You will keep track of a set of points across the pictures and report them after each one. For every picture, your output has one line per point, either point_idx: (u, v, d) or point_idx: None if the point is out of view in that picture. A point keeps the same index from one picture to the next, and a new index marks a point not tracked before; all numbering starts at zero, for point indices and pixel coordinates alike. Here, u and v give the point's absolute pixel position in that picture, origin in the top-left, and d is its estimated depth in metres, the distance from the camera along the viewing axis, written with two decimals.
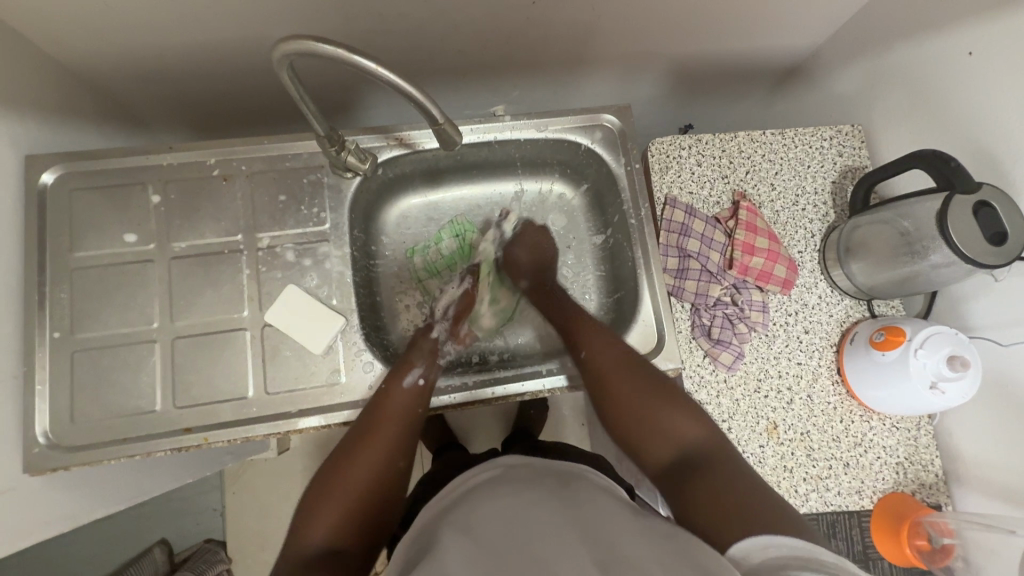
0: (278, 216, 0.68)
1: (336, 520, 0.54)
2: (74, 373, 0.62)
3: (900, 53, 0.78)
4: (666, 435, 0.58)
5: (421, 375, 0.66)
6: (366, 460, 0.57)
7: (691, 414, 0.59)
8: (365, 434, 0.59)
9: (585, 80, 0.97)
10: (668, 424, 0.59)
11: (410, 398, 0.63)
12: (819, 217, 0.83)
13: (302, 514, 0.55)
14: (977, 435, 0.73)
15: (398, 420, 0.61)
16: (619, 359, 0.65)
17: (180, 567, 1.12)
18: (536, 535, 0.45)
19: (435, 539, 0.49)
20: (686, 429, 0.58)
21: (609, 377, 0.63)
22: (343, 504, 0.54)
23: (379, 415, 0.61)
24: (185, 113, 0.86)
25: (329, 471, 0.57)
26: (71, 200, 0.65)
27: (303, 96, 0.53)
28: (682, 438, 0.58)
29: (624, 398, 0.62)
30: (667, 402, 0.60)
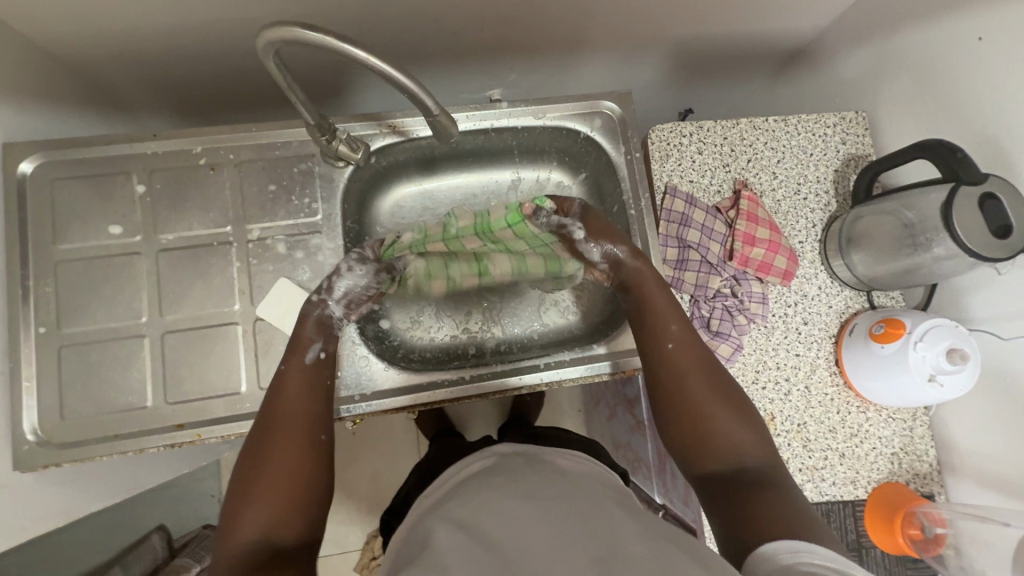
0: (268, 206, 0.66)
1: (272, 511, 0.49)
2: (61, 369, 0.61)
3: (909, 37, 0.76)
4: (724, 444, 0.56)
5: (321, 349, 0.61)
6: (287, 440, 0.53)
7: (754, 428, 0.56)
8: (273, 422, 0.54)
9: (584, 64, 0.94)
10: (728, 434, 0.56)
11: (310, 376, 0.59)
12: (820, 206, 0.82)
13: (228, 512, 0.49)
14: (973, 426, 0.74)
15: (307, 398, 0.57)
16: (695, 355, 0.61)
17: (179, 553, 1.13)
18: (533, 527, 0.45)
19: (432, 531, 0.49)
20: (748, 444, 0.55)
21: (684, 371, 0.59)
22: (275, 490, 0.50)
23: (286, 397, 0.56)
24: (169, 97, 0.83)
25: (251, 459, 0.52)
26: (53, 191, 0.63)
27: (291, 84, 0.51)
28: (738, 452, 0.55)
29: (692, 397, 0.58)
30: (736, 412, 0.57)
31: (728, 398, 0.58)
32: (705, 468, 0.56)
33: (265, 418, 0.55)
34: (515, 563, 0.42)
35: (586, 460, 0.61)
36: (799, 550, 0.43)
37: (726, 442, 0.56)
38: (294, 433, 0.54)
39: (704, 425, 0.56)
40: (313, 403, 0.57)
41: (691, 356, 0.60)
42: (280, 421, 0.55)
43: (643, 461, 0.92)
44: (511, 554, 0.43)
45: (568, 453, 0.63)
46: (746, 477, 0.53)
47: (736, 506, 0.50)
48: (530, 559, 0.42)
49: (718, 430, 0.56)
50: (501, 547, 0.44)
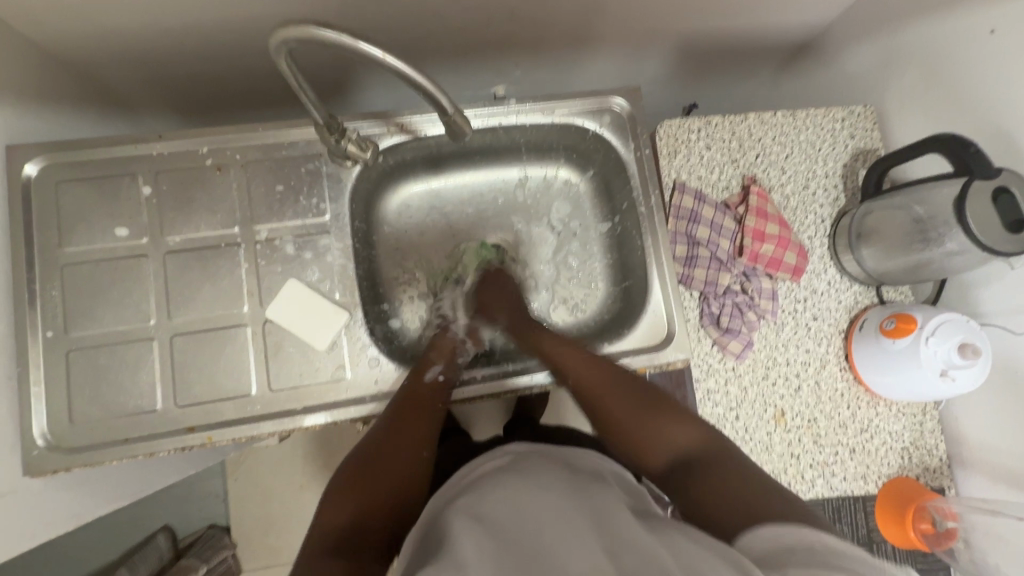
0: (275, 207, 0.66)
1: (363, 505, 0.52)
2: (69, 373, 0.60)
3: (919, 30, 0.75)
4: (661, 442, 0.56)
5: (441, 371, 0.66)
6: (398, 443, 0.57)
7: (684, 420, 0.57)
8: (401, 419, 0.59)
9: (589, 60, 0.93)
10: (661, 431, 0.57)
11: (435, 392, 0.64)
12: (829, 201, 0.81)
13: (326, 502, 0.53)
14: (984, 420, 0.73)
15: (428, 409, 0.62)
16: (597, 371, 0.63)
17: (185, 554, 1.13)
18: (549, 521, 0.44)
19: (445, 522, 0.48)
20: (683, 434, 0.56)
21: (599, 390, 0.61)
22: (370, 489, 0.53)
23: (412, 403, 0.61)
24: (173, 96, 0.82)
25: (355, 459, 0.56)
26: (58, 193, 0.62)
27: (301, 84, 0.50)
28: (680, 443, 0.56)
29: (617, 412, 0.59)
30: (657, 411, 0.58)
31: (654, 402, 0.59)
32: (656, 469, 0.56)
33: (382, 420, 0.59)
34: (534, 559, 0.41)
35: (597, 458, 0.60)
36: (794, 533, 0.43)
37: (663, 441, 0.56)
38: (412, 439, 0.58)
39: (639, 434, 0.57)
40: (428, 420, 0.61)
41: (598, 380, 0.62)
42: (402, 420, 0.59)
43: None
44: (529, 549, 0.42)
45: (580, 450, 0.61)
46: (688, 464, 0.53)
47: (692, 492, 0.51)
48: (549, 554, 0.41)
49: (649, 430, 0.57)
50: (513, 542, 0.43)
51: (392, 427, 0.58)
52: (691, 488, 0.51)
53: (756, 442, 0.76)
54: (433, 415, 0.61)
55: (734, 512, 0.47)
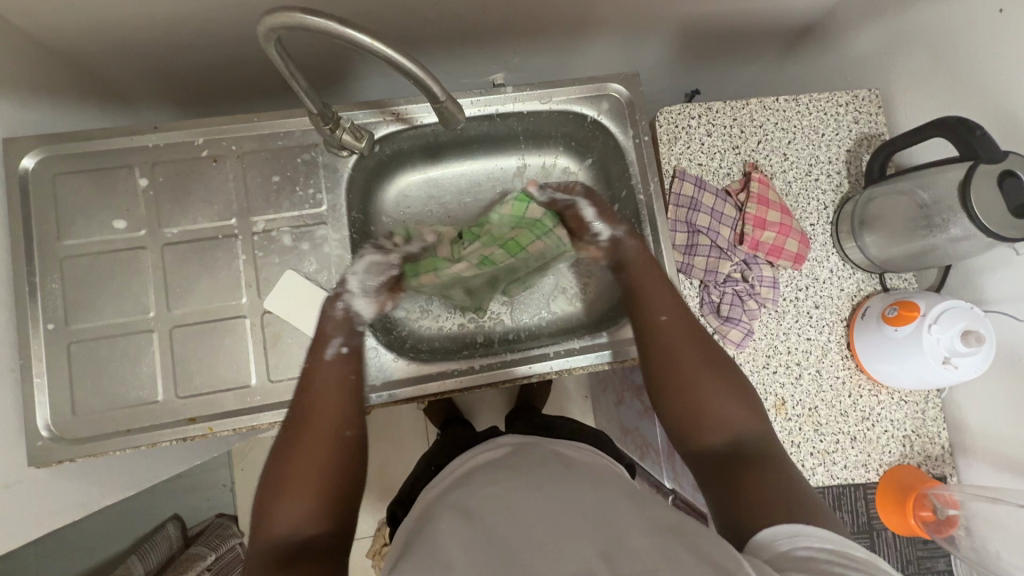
0: (273, 198, 0.66)
1: (297, 510, 0.49)
2: (72, 364, 0.61)
3: (925, 12, 0.74)
4: (723, 420, 0.55)
5: (343, 343, 0.62)
6: (309, 434, 0.54)
7: (751, 406, 0.56)
8: (302, 413, 0.56)
9: (589, 46, 0.92)
10: (724, 408, 0.56)
11: (341, 365, 0.60)
12: (832, 188, 0.80)
13: (255, 516, 0.50)
14: (987, 408, 0.73)
15: (328, 393, 0.58)
16: (687, 327, 0.62)
17: (194, 541, 1.15)
18: (539, 520, 0.45)
19: (438, 524, 0.48)
20: (751, 424, 0.55)
21: (677, 344, 0.60)
22: (302, 488, 0.51)
23: (309, 390, 0.57)
24: (169, 88, 0.82)
25: (272, 460, 0.53)
26: (55, 186, 0.63)
27: (293, 72, 0.50)
28: (736, 430, 0.55)
29: (689, 374, 0.58)
30: (732, 387, 0.57)
31: (735, 381, 0.58)
32: (704, 443, 0.55)
33: (286, 426, 0.55)
34: (518, 558, 0.41)
35: (595, 452, 0.60)
36: (800, 533, 0.42)
37: (723, 417, 0.55)
38: (319, 426, 0.55)
39: (699, 403, 0.57)
40: (341, 395, 0.58)
41: (687, 334, 0.61)
42: (312, 409, 0.56)
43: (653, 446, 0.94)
44: (515, 549, 0.42)
45: (579, 444, 0.61)
46: (742, 453, 0.52)
47: (735, 482, 0.49)
48: (534, 553, 0.41)
49: (716, 405, 0.56)
50: (508, 540, 0.43)
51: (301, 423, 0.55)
52: (738, 481, 0.49)
53: None
54: (346, 394, 0.58)
55: (785, 510, 0.45)
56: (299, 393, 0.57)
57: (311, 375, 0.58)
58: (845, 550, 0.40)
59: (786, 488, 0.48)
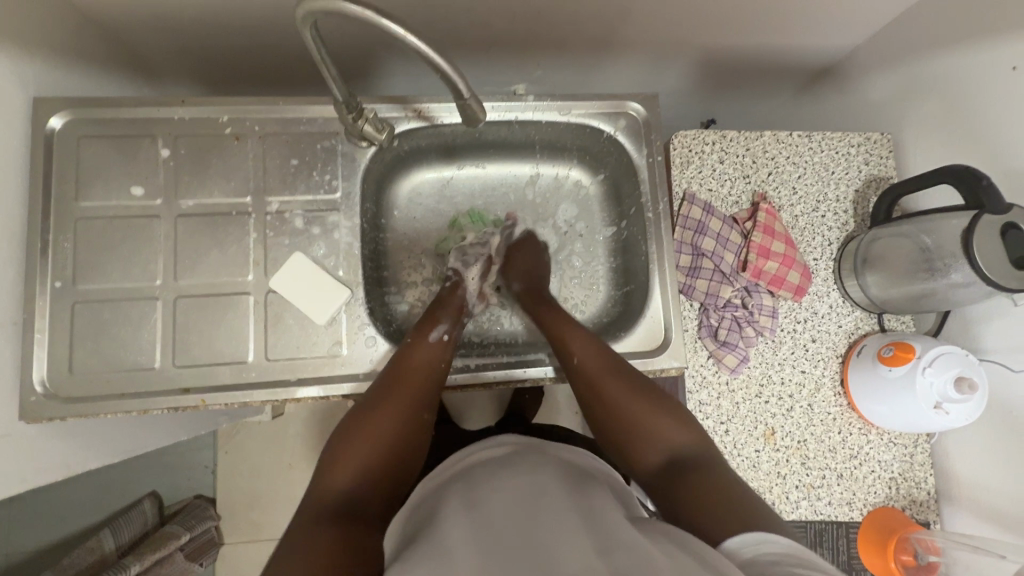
0: (289, 180, 0.67)
1: (362, 472, 0.53)
2: (74, 323, 0.61)
3: (942, 63, 0.75)
4: (651, 441, 0.57)
5: (446, 332, 0.67)
6: (396, 404, 0.58)
7: (676, 416, 0.58)
8: (396, 384, 0.60)
9: (611, 65, 0.94)
10: (651, 423, 0.57)
11: (432, 352, 0.64)
12: (838, 225, 0.81)
13: (324, 464, 0.54)
14: (974, 457, 0.73)
15: (427, 373, 0.62)
16: (603, 362, 0.63)
17: (169, 520, 1.14)
18: (529, 522, 0.45)
19: (428, 523, 0.49)
20: (676, 435, 0.57)
21: (597, 381, 0.61)
22: (372, 452, 0.54)
23: (409, 365, 0.61)
24: (198, 68, 0.84)
25: (358, 414, 0.57)
26: (79, 149, 0.64)
27: (325, 58, 0.51)
28: (667, 441, 0.56)
29: (612, 403, 0.59)
30: (653, 404, 0.59)
31: (651, 397, 0.59)
32: (645, 468, 0.56)
33: (367, 394, 0.59)
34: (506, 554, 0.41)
35: (589, 456, 0.61)
36: (760, 542, 0.42)
37: (653, 440, 0.57)
38: (408, 404, 0.59)
39: (626, 427, 0.58)
40: (427, 380, 0.62)
41: (600, 364, 0.62)
42: (403, 382, 0.60)
43: None
44: (516, 545, 0.42)
45: (572, 447, 0.62)
46: (680, 464, 0.54)
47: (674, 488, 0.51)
48: (528, 550, 0.41)
49: (643, 420, 0.58)
50: (496, 538, 0.43)
51: (385, 393, 0.59)
52: (670, 495, 0.51)
53: (743, 458, 0.76)
54: (433, 380, 0.62)
55: (712, 510, 0.47)
56: (395, 363, 0.62)
57: (409, 347, 0.63)
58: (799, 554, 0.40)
59: (719, 489, 0.49)
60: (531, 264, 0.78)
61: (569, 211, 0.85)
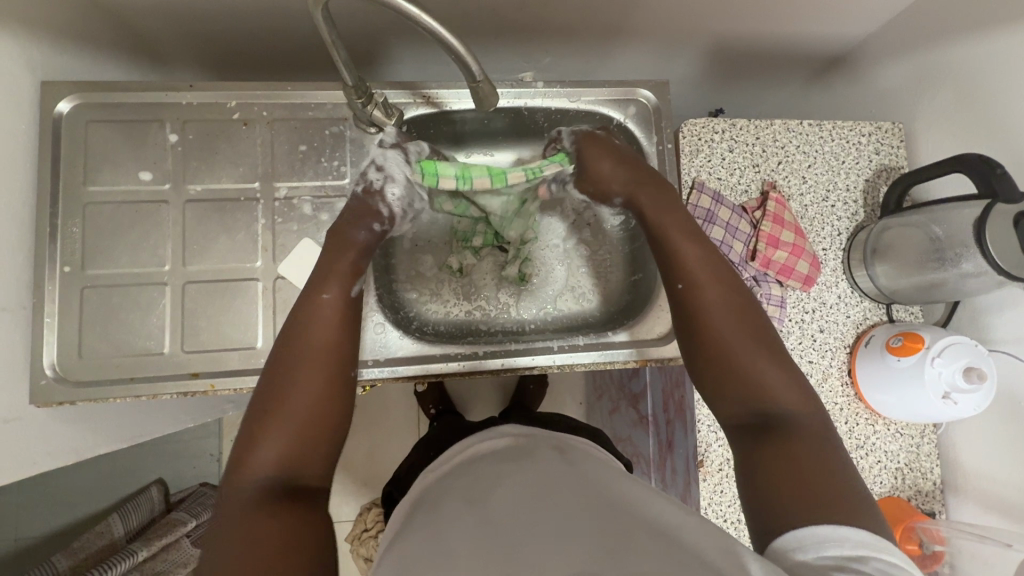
0: (298, 166, 0.67)
1: (279, 452, 0.48)
2: (83, 308, 0.62)
3: (956, 51, 0.75)
4: (752, 386, 0.51)
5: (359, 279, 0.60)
6: (303, 373, 0.51)
7: (782, 364, 0.51)
8: (294, 347, 0.53)
9: (620, 53, 0.93)
10: (757, 367, 0.51)
11: (336, 308, 0.56)
12: (847, 215, 0.81)
13: (237, 450, 0.48)
14: (981, 447, 0.73)
15: (332, 328, 0.55)
16: (719, 282, 0.56)
17: (176, 506, 1.15)
18: (541, 514, 0.45)
19: (439, 514, 0.49)
20: (779, 388, 0.50)
21: (707, 305, 0.55)
22: (284, 429, 0.49)
23: (309, 324, 0.54)
24: (205, 54, 0.83)
25: (264, 390, 0.50)
26: (86, 133, 0.64)
27: (336, 41, 0.51)
28: (768, 390, 0.50)
29: (720, 333, 0.54)
30: (764, 347, 0.52)
31: (759, 337, 0.53)
32: (733, 414, 0.51)
33: (273, 363, 0.52)
34: (518, 546, 0.41)
35: (595, 448, 0.62)
36: (828, 538, 0.39)
37: (751, 384, 0.51)
38: (316, 368, 0.52)
39: (724, 362, 0.53)
40: (334, 334, 0.54)
41: (717, 286, 0.56)
42: (300, 343, 0.53)
43: (643, 455, 0.95)
44: (528, 537, 0.42)
45: (577, 439, 0.62)
46: (775, 421, 0.49)
47: (767, 447, 0.47)
48: (539, 542, 0.41)
49: (748, 360, 0.52)
50: (507, 530, 0.44)
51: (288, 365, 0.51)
52: (757, 450, 0.47)
53: None
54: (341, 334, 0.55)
55: (809, 494, 0.43)
56: (295, 322, 0.54)
57: (310, 304, 0.55)
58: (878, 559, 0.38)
59: (817, 469, 0.44)
60: (630, 173, 0.66)
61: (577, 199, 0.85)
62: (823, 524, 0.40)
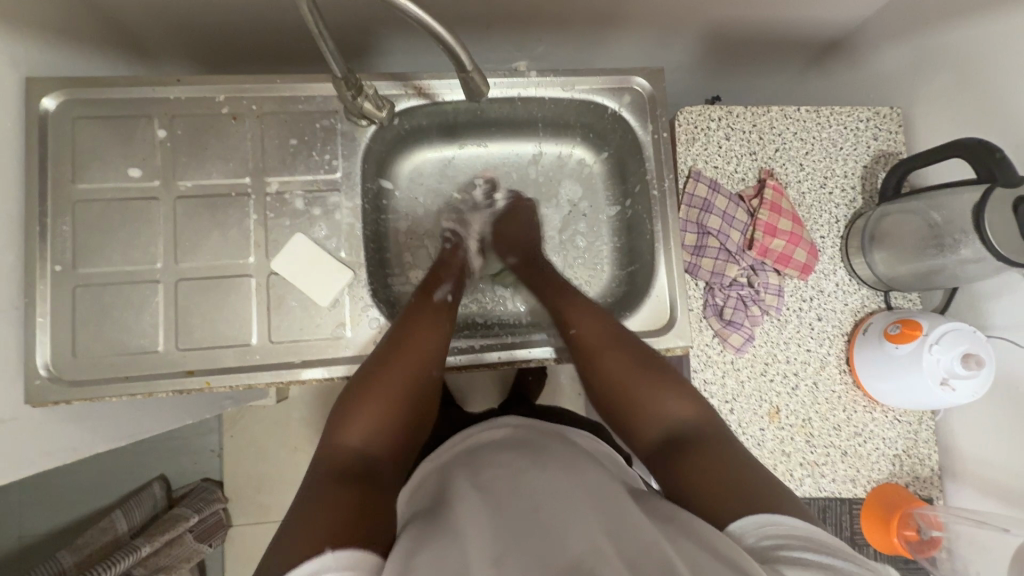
0: (288, 160, 0.66)
1: (372, 428, 0.54)
2: (75, 307, 0.61)
3: (956, 33, 0.73)
4: (653, 412, 0.57)
5: (449, 292, 0.70)
6: (401, 365, 0.58)
7: (675, 389, 0.58)
8: (399, 343, 0.60)
9: (614, 41, 0.92)
10: (654, 401, 0.58)
11: (435, 312, 0.66)
12: (845, 202, 0.80)
13: (332, 421, 0.55)
14: (979, 433, 0.73)
15: (433, 336, 0.62)
16: (606, 331, 0.65)
17: (178, 502, 1.15)
18: (540, 500, 0.45)
19: (437, 502, 0.49)
20: (677, 411, 0.56)
21: (598, 350, 0.63)
22: (383, 408, 0.55)
23: (410, 326, 0.62)
24: (194, 48, 0.82)
25: (363, 375, 0.57)
26: (73, 130, 0.63)
27: (322, 32, 0.50)
28: (668, 419, 0.56)
29: (613, 374, 0.61)
30: (662, 384, 0.58)
31: (646, 373, 0.60)
32: (648, 441, 0.57)
33: (371, 356, 0.59)
34: (516, 534, 0.41)
35: (594, 438, 0.62)
36: (767, 522, 0.41)
37: (653, 412, 0.57)
38: (413, 359, 0.59)
39: (628, 401, 0.59)
40: (433, 339, 0.62)
41: (599, 338, 0.64)
42: (404, 343, 0.60)
43: None
44: (525, 525, 0.42)
45: (577, 428, 0.62)
46: (677, 442, 0.53)
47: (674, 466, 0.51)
48: (535, 530, 0.41)
49: (646, 397, 0.58)
50: (505, 517, 0.43)
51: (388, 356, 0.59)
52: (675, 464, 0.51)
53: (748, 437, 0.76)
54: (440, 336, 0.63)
55: (724, 490, 0.46)
56: (398, 326, 0.62)
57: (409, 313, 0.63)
58: (815, 536, 0.40)
59: (718, 467, 0.48)
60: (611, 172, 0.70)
61: (573, 190, 0.84)
62: (757, 510, 0.43)
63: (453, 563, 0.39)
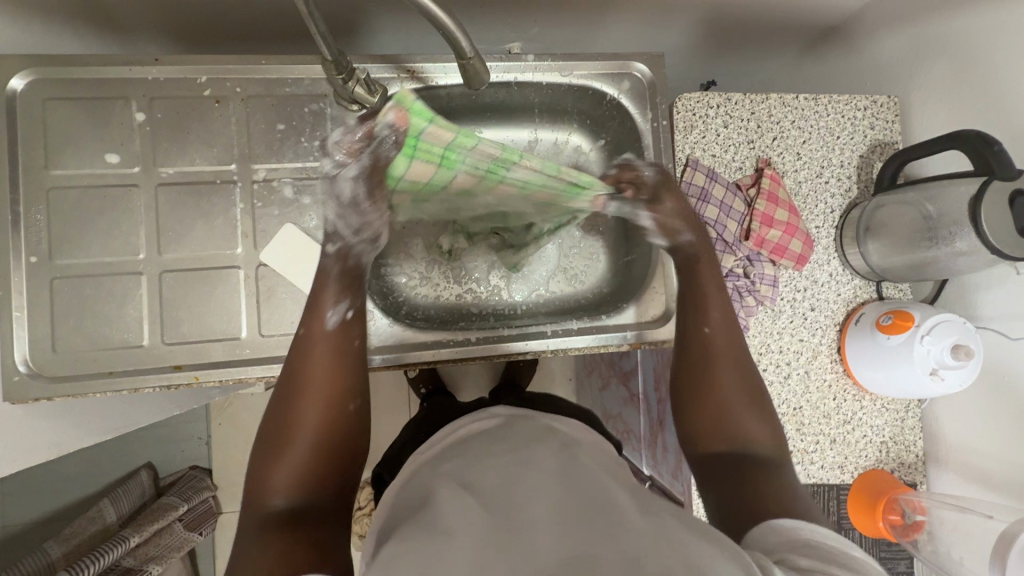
0: (276, 146, 0.63)
1: (294, 480, 0.49)
2: (53, 300, 0.58)
3: (956, 22, 0.73)
4: (734, 433, 0.54)
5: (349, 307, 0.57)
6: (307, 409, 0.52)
7: (767, 418, 0.55)
8: (297, 386, 0.53)
9: (612, 23, 0.89)
10: (743, 424, 0.55)
11: (339, 331, 0.56)
12: (841, 192, 0.80)
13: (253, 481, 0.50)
14: (965, 421, 0.75)
15: (328, 365, 0.54)
16: (734, 346, 0.60)
17: (166, 491, 1.14)
18: (538, 497, 0.44)
19: (434, 496, 0.48)
20: (760, 437, 0.54)
21: (717, 359, 0.59)
22: (298, 456, 0.50)
23: (305, 362, 0.54)
24: (174, 28, 0.78)
25: (272, 426, 0.52)
26: (45, 113, 0.59)
27: (314, 14, 0.47)
28: (750, 442, 0.54)
29: (717, 387, 0.57)
30: (755, 410, 0.56)
31: (750, 391, 0.57)
32: (711, 449, 0.55)
33: (276, 400, 0.53)
34: (512, 531, 0.41)
35: (588, 429, 0.62)
36: (799, 529, 0.42)
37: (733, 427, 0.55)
38: (313, 398, 0.52)
39: (714, 413, 0.56)
40: (335, 367, 0.54)
41: (728, 346, 0.59)
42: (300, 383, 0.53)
43: (632, 433, 0.97)
44: (523, 522, 0.42)
45: (574, 421, 0.63)
46: (747, 462, 0.52)
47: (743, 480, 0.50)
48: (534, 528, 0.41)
49: (737, 418, 0.55)
50: (506, 514, 0.43)
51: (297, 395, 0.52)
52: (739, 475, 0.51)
53: None
54: (351, 363, 0.55)
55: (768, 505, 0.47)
56: (292, 364, 0.54)
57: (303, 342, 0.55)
58: (850, 550, 0.40)
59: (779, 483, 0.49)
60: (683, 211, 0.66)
61: None
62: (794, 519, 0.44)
63: (449, 557, 0.39)
